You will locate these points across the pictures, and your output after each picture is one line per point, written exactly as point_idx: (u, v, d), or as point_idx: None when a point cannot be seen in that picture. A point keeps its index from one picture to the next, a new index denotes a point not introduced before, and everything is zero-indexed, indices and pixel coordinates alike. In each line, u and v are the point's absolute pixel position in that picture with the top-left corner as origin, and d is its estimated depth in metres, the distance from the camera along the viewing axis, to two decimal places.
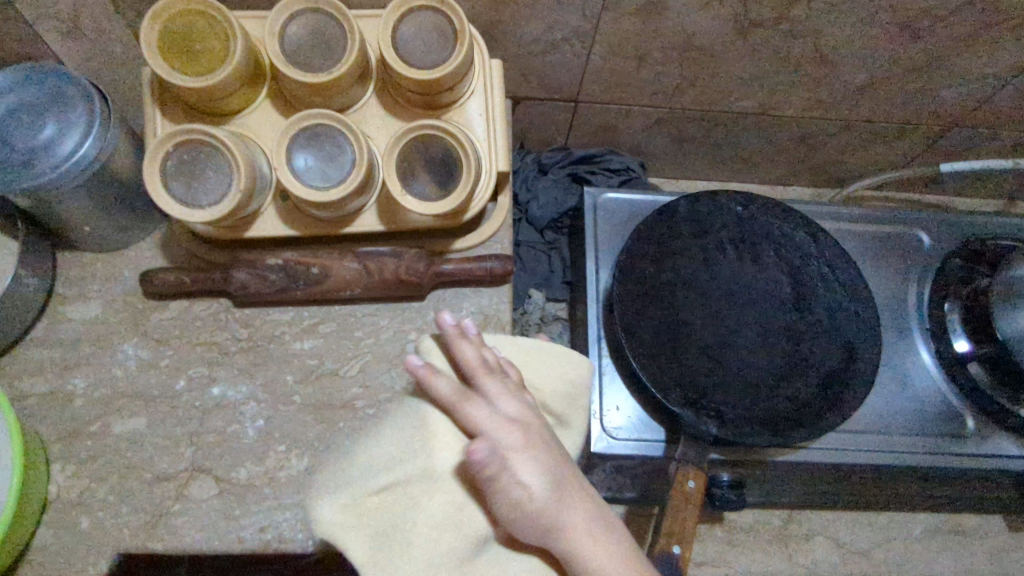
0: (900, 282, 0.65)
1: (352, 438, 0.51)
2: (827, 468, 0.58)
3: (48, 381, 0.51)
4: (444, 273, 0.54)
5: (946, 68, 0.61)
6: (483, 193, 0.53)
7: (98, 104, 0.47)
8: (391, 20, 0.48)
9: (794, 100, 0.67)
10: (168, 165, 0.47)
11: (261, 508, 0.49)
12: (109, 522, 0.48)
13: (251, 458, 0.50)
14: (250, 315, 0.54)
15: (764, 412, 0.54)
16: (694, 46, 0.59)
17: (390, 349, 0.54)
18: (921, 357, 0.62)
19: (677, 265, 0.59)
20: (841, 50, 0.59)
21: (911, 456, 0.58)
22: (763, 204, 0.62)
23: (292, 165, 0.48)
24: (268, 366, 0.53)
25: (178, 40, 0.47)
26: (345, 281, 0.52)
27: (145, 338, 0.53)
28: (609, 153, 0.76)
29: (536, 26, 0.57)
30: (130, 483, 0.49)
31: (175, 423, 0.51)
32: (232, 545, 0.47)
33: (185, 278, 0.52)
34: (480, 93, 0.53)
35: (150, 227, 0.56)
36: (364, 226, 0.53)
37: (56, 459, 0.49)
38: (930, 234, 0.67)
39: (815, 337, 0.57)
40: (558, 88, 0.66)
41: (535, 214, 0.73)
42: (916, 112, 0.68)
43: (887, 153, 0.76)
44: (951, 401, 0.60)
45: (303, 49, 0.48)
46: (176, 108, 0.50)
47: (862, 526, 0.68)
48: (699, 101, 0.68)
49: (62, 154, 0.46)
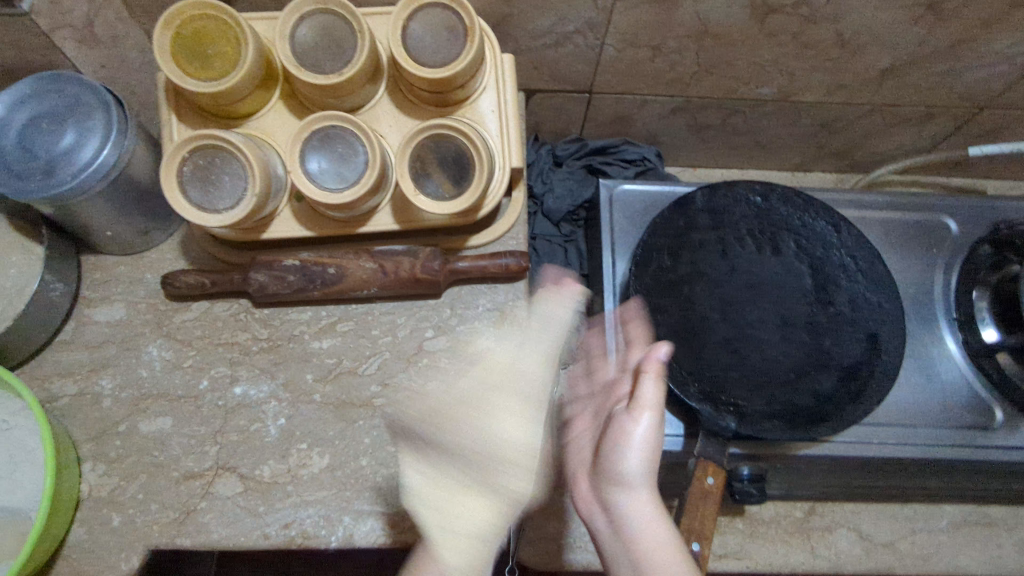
0: (926, 270, 0.63)
1: (371, 435, 0.52)
2: (849, 462, 0.57)
3: (77, 382, 0.53)
4: (459, 270, 0.54)
5: (975, 49, 0.59)
6: (497, 189, 0.53)
7: (115, 110, 0.48)
8: (401, 18, 0.48)
9: (814, 85, 0.65)
10: (184, 171, 0.47)
11: (285, 505, 0.50)
12: (140, 518, 0.49)
13: (274, 456, 0.51)
14: (269, 315, 0.55)
15: (785, 407, 0.54)
16: (710, 34, 0.58)
17: (407, 347, 0.55)
18: (947, 346, 0.61)
19: (694, 258, 0.58)
20: (863, 33, 0.58)
21: (937, 450, 0.57)
22: (783, 194, 0.61)
23: (306, 167, 0.48)
24: (289, 365, 0.54)
25: (190, 44, 0.47)
26: (361, 280, 0.52)
27: (169, 339, 0.54)
28: (625, 143, 0.75)
29: (548, 18, 0.56)
30: (158, 481, 0.50)
31: (199, 422, 0.52)
32: (257, 541, 0.48)
33: (205, 279, 0.53)
34: (492, 89, 0.53)
35: (170, 230, 0.57)
36: (378, 225, 0.53)
37: (86, 459, 0.51)
38: (958, 219, 0.65)
39: (837, 329, 0.56)
40: (572, 80, 0.65)
41: (551, 207, 0.73)
42: (943, 95, 0.66)
43: (913, 136, 0.74)
44: (979, 392, 0.59)
45: (314, 51, 0.48)
46: (191, 112, 0.51)
47: (886, 517, 0.67)
48: (716, 89, 0.66)
49: (82, 162, 0.47)
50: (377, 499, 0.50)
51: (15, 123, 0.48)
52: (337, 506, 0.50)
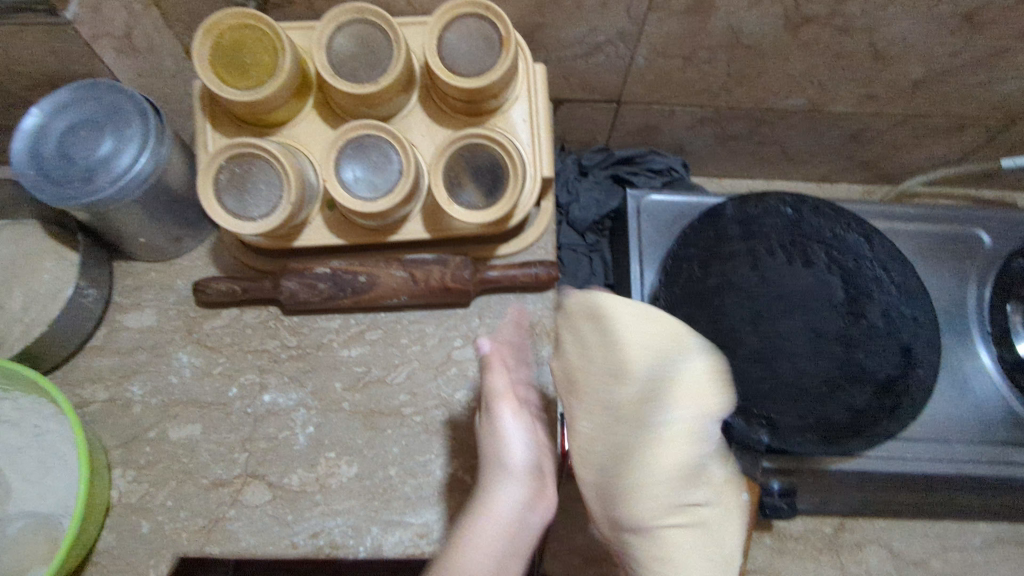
0: (959, 283, 0.62)
1: (400, 445, 0.52)
2: (883, 477, 0.56)
3: (108, 388, 0.53)
4: (489, 279, 0.54)
5: (1010, 61, 0.58)
6: (528, 199, 0.53)
7: (152, 117, 0.48)
8: (438, 28, 0.48)
9: (845, 96, 0.65)
10: (220, 178, 0.47)
11: (313, 514, 0.49)
12: (168, 526, 0.49)
13: (302, 465, 0.51)
14: (299, 323, 0.55)
15: (818, 422, 0.53)
16: (741, 44, 0.58)
17: (436, 355, 0.55)
18: (980, 360, 0.60)
19: (724, 269, 0.58)
20: (897, 44, 0.57)
21: (970, 465, 0.56)
22: (812, 206, 0.61)
23: (339, 176, 0.48)
24: (318, 373, 0.54)
25: (227, 53, 0.47)
26: (392, 289, 0.52)
27: (199, 345, 0.54)
28: (651, 153, 0.74)
29: (579, 29, 0.56)
30: (188, 488, 0.50)
31: (228, 430, 0.52)
32: (286, 550, 0.48)
33: (236, 286, 0.53)
34: (525, 99, 0.53)
35: (201, 236, 0.57)
36: (409, 234, 0.53)
37: (116, 465, 0.51)
38: (991, 232, 0.64)
39: (872, 343, 0.55)
40: (601, 90, 0.65)
41: (576, 216, 0.73)
42: (975, 106, 0.65)
43: (943, 148, 0.73)
44: (1014, 407, 0.58)
45: (350, 60, 0.48)
46: (225, 120, 0.51)
47: (918, 535, 0.66)
48: (746, 100, 0.66)
49: (120, 168, 0.47)
50: (405, 510, 0.49)
51: (54, 131, 0.48)
52: (366, 516, 0.49)
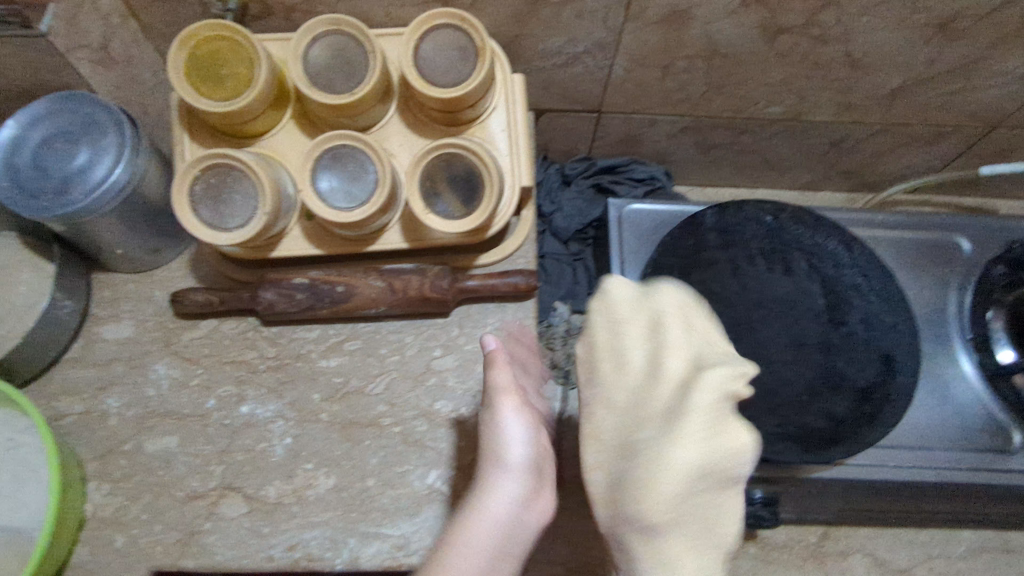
0: (939, 290, 0.63)
1: (378, 456, 0.51)
2: (864, 485, 0.56)
3: (84, 401, 0.52)
4: (468, 288, 0.54)
5: (986, 68, 0.59)
6: (507, 208, 0.53)
7: (128, 128, 0.48)
8: (413, 39, 0.49)
9: (824, 105, 0.65)
10: (196, 190, 0.48)
11: (290, 527, 0.49)
12: (143, 540, 0.48)
13: (279, 477, 0.50)
14: (277, 334, 0.55)
15: (798, 430, 0.53)
16: (719, 54, 0.58)
17: (415, 365, 0.54)
18: (962, 367, 0.60)
19: (704, 278, 0.58)
20: (873, 53, 0.58)
21: (952, 473, 0.56)
22: (793, 214, 0.60)
23: (316, 186, 0.48)
24: (296, 385, 0.53)
25: (203, 65, 0.48)
26: (370, 299, 0.52)
27: (177, 357, 0.54)
28: (633, 162, 0.75)
29: (558, 39, 0.56)
30: (163, 501, 0.49)
31: (205, 442, 0.51)
32: (260, 564, 0.48)
33: (214, 297, 0.53)
34: (502, 109, 0.53)
35: (180, 248, 0.57)
36: (388, 243, 0.53)
37: (91, 478, 0.50)
38: (971, 238, 0.64)
39: (851, 349, 0.55)
40: (581, 100, 0.65)
41: (559, 225, 0.73)
42: (955, 113, 0.65)
43: (924, 156, 0.74)
44: (995, 413, 0.58)
45: (325, 71, 0.49)
46: (203, 131, 0.51)
47: (904, 543, 0.65)
48: (725, 109, 0.66)
49: (94, 180, 0.47)
50: (382, 522, 0.49)
51: (30, 141, 0.48)
52: (343, 529, 0.49)
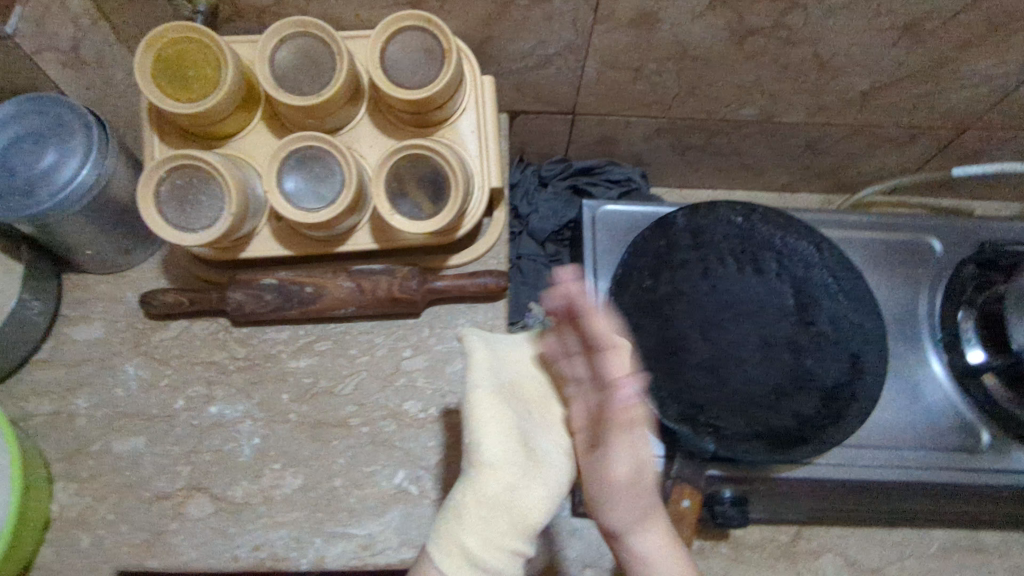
0: (911, 291, 0.63)
1: (346, 456, 0.51)
2: (833, 485, 0.57)
3: (53, 401, 0.52)
4: (437, 289, 0.54)
5: (954, 70, 0.59)
6: (476, 208, 0.53)
7: (95, 129, 0.48)
8: (379, 41, 0.49)
9: (796, 107, 0.66)
10: (162, 191, 0.48)
11: (256, 526, 0.49)
12: (108, 540, 0.48)
13: (247, 477, 0.50)
14: (248, 335, 0.55)
15: (763, 429, 0.53)
16: (689, 56, 0.59)
17: (385, 365, 0.54)
18: (933, 368, 0.60)
19: (674, 278, 0.58)
20: (842, 55, 0.58)
21: (922, 473, 0.56)
22: (763, 215, 0.61)
23: (282, 187, 0.49)
24: (265, 385, 0.54)
25: (170, 67, 0.48)
26: (339, 300, 0.52)
27: (147, 358, 0.54)
28: (610, 164, 0.75)
29: (529, 41, 0.57)
30: (130, 501, 0.50)
31: (173, 442, 0.51)
32: (226, 563, 0.48)
33: (184, 298, 0.53)
34: (471, 110, 0.53)
35: (151, 249, 0.57)
36: (358, 244, 0.53)
37: (58, 478, 0.50)
38: (942, 239, 0.65)
39: (818, 349, 0.55)
40: (555, 102, 0.66)
41: (536, 226, 0.73)
42: (927, 115, 0.66)
43: (898, 157, 0.74)
44: (964, 413, 0.59)
45: (293, 73, 0.49)
46: (172, 132, 0.52)
47: (876, 543, 0.65)
48: (698, 111, 0.67)
49: (61, 182, 0.47)
50: (349, 521, 0.49)
51: None
52: (309, 529, 0.49)
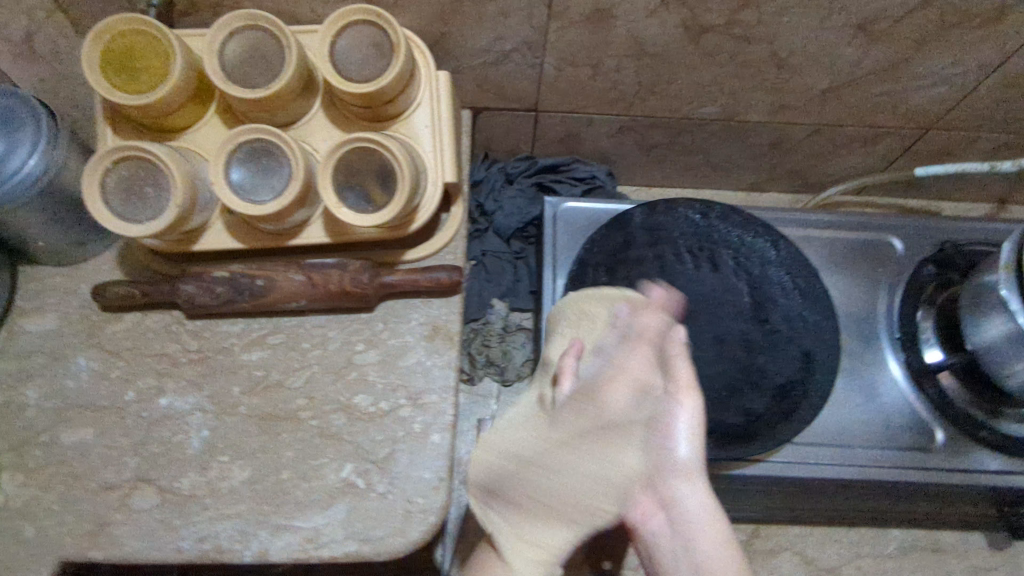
0: (870, 289, 0.63)
1: (294, 449, 0.51)
2: (786, 482, 0.57)
3: (3, 392, 0.53)
4: (389, 284, 0.54)
5: (911, 69, 0.59)
6: (429, 202, 0.53)
7: (44, 121, 0.48)
8: (329, 34, 0.49)
9: (758, 105, 0.66)
10: (109, 182, 0.48)
11: (201, 518, 0.49)
12: (53, 531, 0.48)
13: (194, 469, 0.50)
14: (201, 327, 0.55)
15: (713, 426, 0.54)
16: (647, 53, 0.59)
17: (337, 359, 0.55)
18: (889, 369, 0.60)
19: (629, 274, 0.58)
20: (799, 53, 0.58)
21: (875, 471, 0.56)
22: (721, 212, 0.61)
23: (230, 179, 0.49)
24: (216, 377, 0.54)
25: (118, 58, 0.48)
26: (290, 293, 0.52)
27: (99, 350, 0.54)
28: (575, 162, 0.76)
29: (485, 37, 0.57)
30: (76, 492, 0.50)
31: (121, 434, 0.51)
32: (170, 555, 0.48)
33: (135, 289, 0.53)
34: (425, 104, 0.53)
35: (107, 241, 0.57)
36: (310, 238, 0.53)
37: (5, 469, 0.50)
38: (904, 239, 0.65)
39: (772, 348, 0.55)
40: (517, 99, 0.66)
41: (501, 223, 0.74)
42: (889, 114, 0.66)
43: (864, 157, 0.74)
44: (919, 412, 0.58)
45: (243, 66, 0.49)
46: (125, 125, 0.52)
47: (833, 541, 0.66)
48: (661, 109, 0.67)
49: (7, 172, 0.47)
50: (295, 514, 0.49)
51: None
52: (254, 521, 0.49)
